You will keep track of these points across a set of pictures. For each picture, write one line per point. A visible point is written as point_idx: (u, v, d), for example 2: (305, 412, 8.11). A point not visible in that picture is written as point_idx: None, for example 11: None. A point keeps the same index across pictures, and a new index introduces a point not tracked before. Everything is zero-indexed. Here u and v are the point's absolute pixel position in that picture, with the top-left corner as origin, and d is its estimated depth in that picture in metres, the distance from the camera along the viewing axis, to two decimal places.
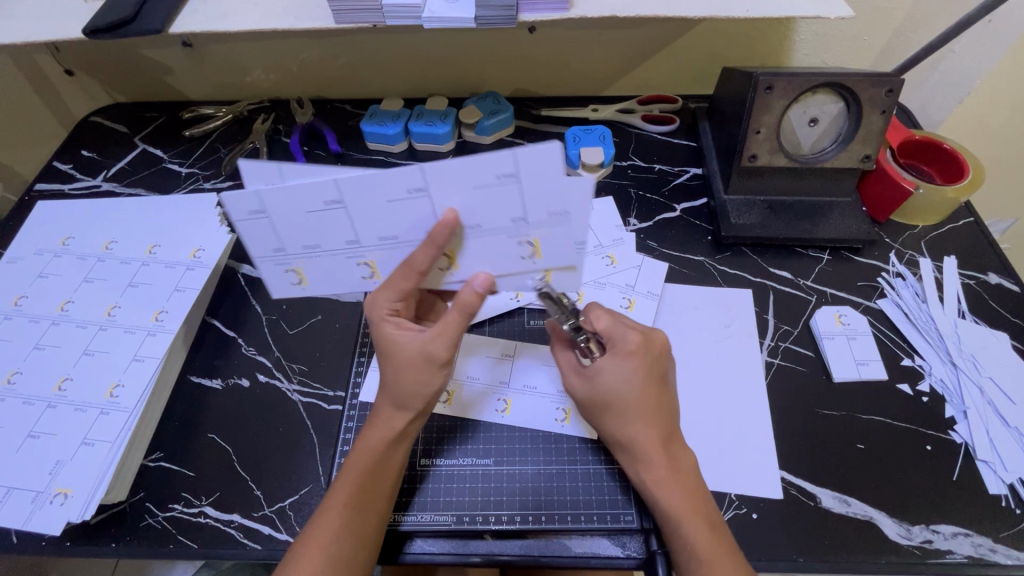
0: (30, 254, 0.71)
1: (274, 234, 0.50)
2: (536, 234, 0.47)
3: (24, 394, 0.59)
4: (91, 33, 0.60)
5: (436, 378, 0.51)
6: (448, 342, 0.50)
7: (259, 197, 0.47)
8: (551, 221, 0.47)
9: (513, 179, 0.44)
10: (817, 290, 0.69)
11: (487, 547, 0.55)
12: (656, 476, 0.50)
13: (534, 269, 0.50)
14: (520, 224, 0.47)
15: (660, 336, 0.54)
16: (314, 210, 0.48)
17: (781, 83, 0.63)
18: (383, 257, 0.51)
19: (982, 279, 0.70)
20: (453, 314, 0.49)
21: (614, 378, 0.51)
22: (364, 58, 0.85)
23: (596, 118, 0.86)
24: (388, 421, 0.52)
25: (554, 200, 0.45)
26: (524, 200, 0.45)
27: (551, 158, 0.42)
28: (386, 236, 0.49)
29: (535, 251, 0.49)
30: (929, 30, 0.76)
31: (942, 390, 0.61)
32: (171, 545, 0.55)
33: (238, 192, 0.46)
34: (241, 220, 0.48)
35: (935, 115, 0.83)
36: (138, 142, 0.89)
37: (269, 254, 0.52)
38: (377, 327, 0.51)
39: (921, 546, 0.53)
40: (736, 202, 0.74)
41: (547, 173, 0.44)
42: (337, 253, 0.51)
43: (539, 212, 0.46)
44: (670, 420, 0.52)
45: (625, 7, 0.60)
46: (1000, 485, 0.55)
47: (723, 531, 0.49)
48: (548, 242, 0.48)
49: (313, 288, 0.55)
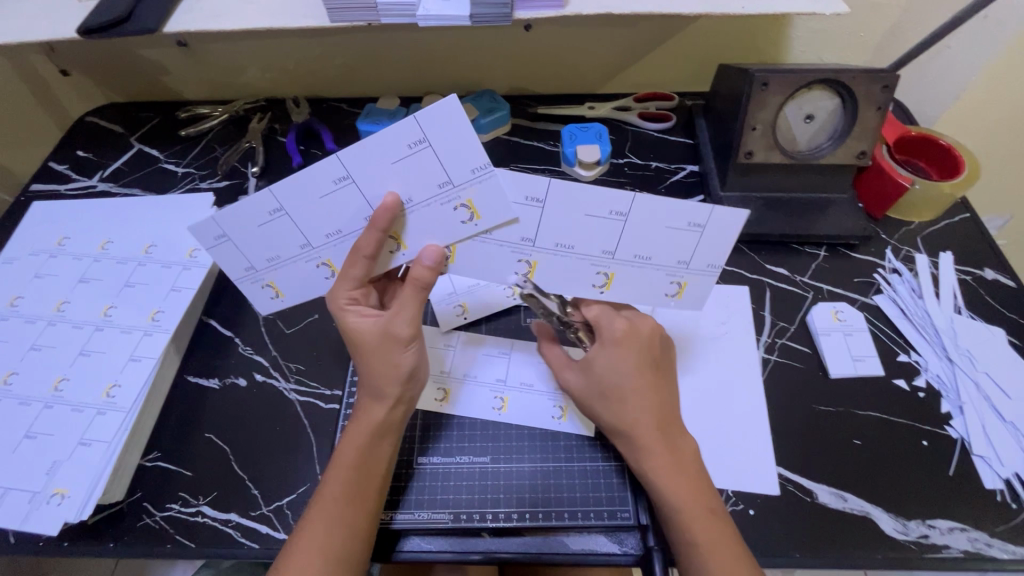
0: (27, 254, 0.71)
1: (241, 253, 0.52)
2: (687, 278, 0.53)
3: (19, 395, 0.59)
4: (85, 33, 0.60)
5: (401, 356, 0.51)
6: (406, 319, 0.50)
7: (214, 221, 0.50)
8: (704, 270, 0.52)
9: (425, 144, 0.45)
10: (814, 286, 0.69)
11: (486, 544, 0.55)
12: (655, 464, 0.50)
13: (613, 266, 0.52)
14: (681, 267, 0.52)
15: (647, 322, 0.54)
16: (264, 223, 0.50)
17: (777, 79, 0.63)
18: (336, 253, 0.52)
19: (979, 274, 0.70)
20: (410, 290, 0.49)
21: (606, 367, 0.52)
22: (361, 56, 0.85)
23: (592, 116, 0.86)
24: (368, 413, 0.53)
25: (469, 156, 0.46)
26: (443, 163, 0.46)
27: (451, 114, 0.44)
28: (333, 230, 0.50)
29: (678, 291, 0.54)
30: (924, 26, 0.76)
31: (939, 385, 0.61)
32: (169, 544, 0.55)
33: (199, 221, 0.50)
34: (207, 247, 0.51)
35: (933, 109, 0.83)
36: (134, 142, 0.89)
37: (243, 274, 0.54)
38: (340, 318, 0.51)
39: (918, 541, 0.53)
40: (733, 199, 0.73)
41: (451, 134, 0.45)
42: (296, 259, 0.53)
43: (460, 171, 0.47)
44: (663, 404, 0.52)
45: (620, 4, 0.60)
46: (996, 480, 0.56)
47: (722, 515, 0.49)
48: (625, 240, 0.50)
49: (290, 300, 0.56)
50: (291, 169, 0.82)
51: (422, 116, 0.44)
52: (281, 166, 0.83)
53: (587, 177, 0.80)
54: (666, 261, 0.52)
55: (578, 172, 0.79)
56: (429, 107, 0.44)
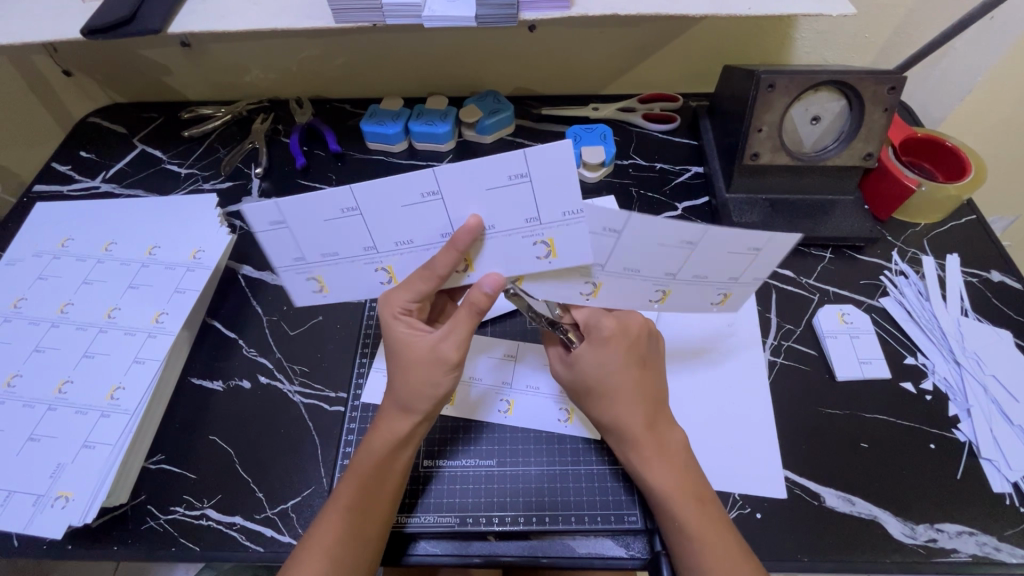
0: (29, 256, 0.70)
1: (295, 243, 0.48)
2: (733, 290, 0.53)
3: (23, 398, 0.59)
4: (90, 33, 0.60)
5: (444, 380, 0.51)
6: (453, 344, 0.51)
7: (277, 207, 0.45)
8: (750, 283, 0.52)
9: (526, 179, 0.43)
10: (820, 289, 0.69)
11: (491, 547, 0.55)
12: (643, 458, 0.50)
13: (671, 285, 0.51)
14: (731, 281, 0.52)
15: (636, 318, 0.54)
16: (330, 219, 0.46)
17: (783, 81, 0.63)
18: (400, 262, 0.51)
19: (985, 277, 0.69)
20: (465, 312, 0.49)
21: (589, 363, 0.53)
22: (364, 57, 0.84)
23: (597, 117, 0.85)
24: (389, 424, 0.52)
25: (568, 199, 0.43)
26: (536, 200, 0.44)
27: (564, 157, 0.41)
28: (403, 241, 0.48)
29: (723, 299, 0.54)
30: (929, 27, 0.76)
31: (945, 388, 0.61)
32: (173, 547, 0.55)
33: (260, 202, 0.45)
34: (264, 231, 0.47)
35: (937, 110, 0.83)
36: (136, 142, 0.88)
37: (290, 263, 0.50)
38: (389, 325, 0.52)
39: (926, 545, 0.53)
40: (738, 201, 0.73)
41: (559, 175, 0.42)
42: (355, 259, 0.50)
43: (552, 211, 0.44)
44: (652, 399, 0.53)
45: (625, 5, 0.60)
46: (1004, 484, 0.55)
47: (718, 514, 0.49)
48: (690, 262, 0.49)
49: (335, 295, 0.54)
50: (294, 170, 0.82)
51: (531, 152, 0.41)
52: (283, 167, 0.83)
53: (591, 178, 0.79)
54: (720, 278, 0.51)
55: (582, 174, 0.79)
56: (542, 145, 0.41)
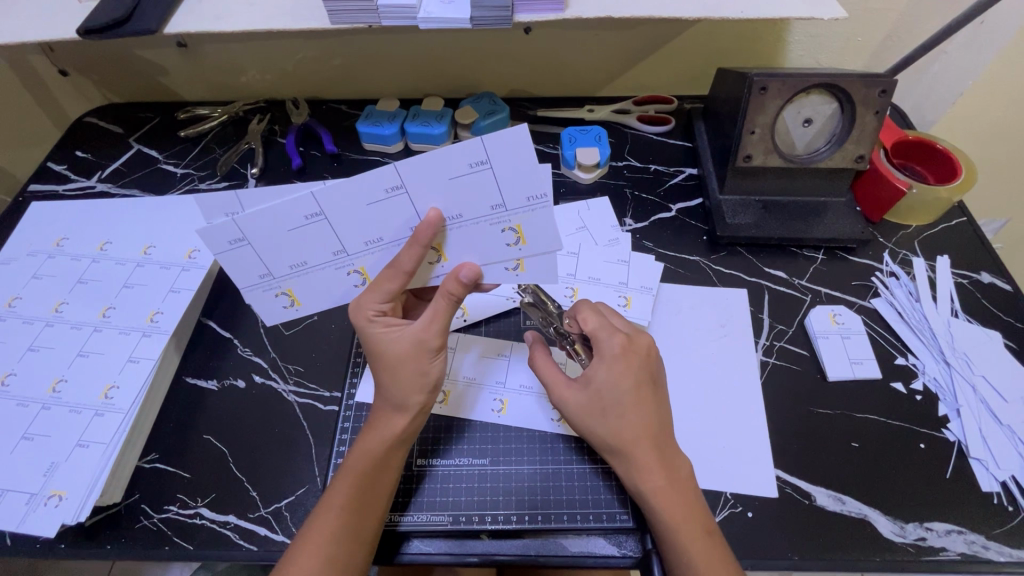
0: (23, 255, 0.70)
1: (259, 260, 0.53)
2: (631, 294, 0.68)
3: (17, 396, 0.59)
4: (86, 33, 0.60)
5: (432, 366, 0.53)
6: (439, 327, 0.52)
7: (236, 225, 0.50)
8: (638, 287, 0.69)
9: (486, 166, 0.47)
10: (812, 290, 0.70)
11: (485, 547, 0.55)
12: (656, 485, 0.50)
13: (575, 283, 0.69)
14: (623, 285, 0.69)
15: (645, 337, 0.56)
16: (295, 227, 0.51)
17: (775, 83, 0.63)
18: (371, 262, 0.54)
19: (975, 278, 0.70)
20: (442, 301, 0.52)
21: (609, 384, 0.52)
22: (360, 58, 0.85)
23: (592, 118, 0.86)
24: (386, 423, 0.53)
25: (530, 185, 0.48)
26: (499, 186, 0.48)
27: (518, 146, 0.46)
28: (371, 239, 0.52)
29: (627, 302, 0.68)
30: (920, 31, 0.77)
31: (935, 388, 0.62)
32: (167, 546, 0.55)
33: (216, 223, 0.49)
34: (224, 251, 0.52)
35: (929, 113, 0.84)
36: (132, 142, 0.88)
37: (258, 280, 0.55)
38: (365, 329, 0.53)
39: (915, 544, 0.53)
40: (731, 203, 0.74)
41: (518, 160, 0.47)
42: (326, 265, 0.54)
43: (516, 199, 0.49)
44: (661, 422, 0.52)
45: (620, 8, 0.60)
46: (993, 483, 0.56)
47: (718, 537, 0.49)
48: (581, 266, 0.71)
49: (307, 307, 0.58)
50: (290, 171, 0.82)
51: (490, 140, 0.46)
52: (279, 166, 0.83)
53: (586, 180, 0.80)
54: (612, 281, 0.69)
55: (577, 175, 0.80)
56: (497, 133, 0.45)
